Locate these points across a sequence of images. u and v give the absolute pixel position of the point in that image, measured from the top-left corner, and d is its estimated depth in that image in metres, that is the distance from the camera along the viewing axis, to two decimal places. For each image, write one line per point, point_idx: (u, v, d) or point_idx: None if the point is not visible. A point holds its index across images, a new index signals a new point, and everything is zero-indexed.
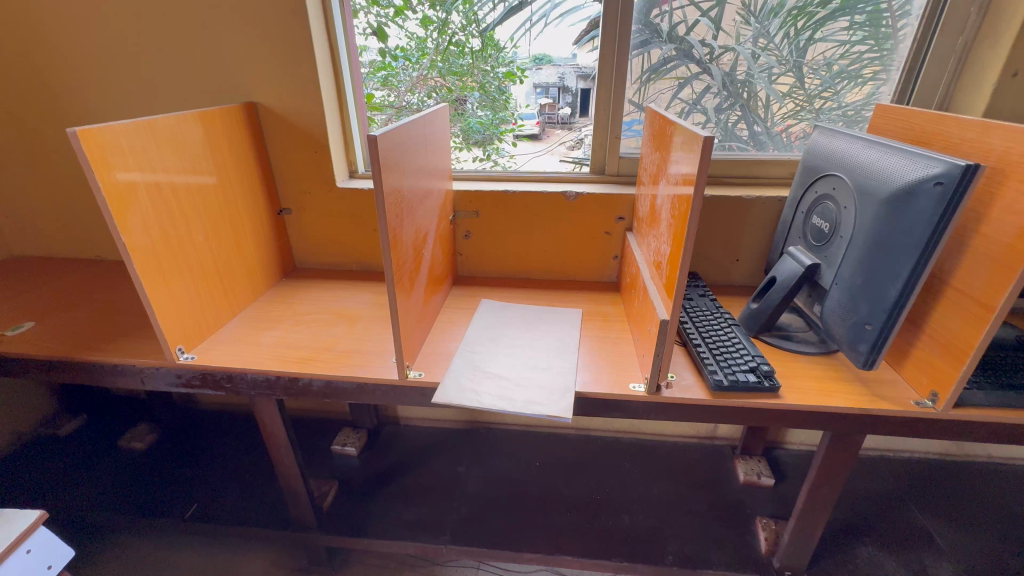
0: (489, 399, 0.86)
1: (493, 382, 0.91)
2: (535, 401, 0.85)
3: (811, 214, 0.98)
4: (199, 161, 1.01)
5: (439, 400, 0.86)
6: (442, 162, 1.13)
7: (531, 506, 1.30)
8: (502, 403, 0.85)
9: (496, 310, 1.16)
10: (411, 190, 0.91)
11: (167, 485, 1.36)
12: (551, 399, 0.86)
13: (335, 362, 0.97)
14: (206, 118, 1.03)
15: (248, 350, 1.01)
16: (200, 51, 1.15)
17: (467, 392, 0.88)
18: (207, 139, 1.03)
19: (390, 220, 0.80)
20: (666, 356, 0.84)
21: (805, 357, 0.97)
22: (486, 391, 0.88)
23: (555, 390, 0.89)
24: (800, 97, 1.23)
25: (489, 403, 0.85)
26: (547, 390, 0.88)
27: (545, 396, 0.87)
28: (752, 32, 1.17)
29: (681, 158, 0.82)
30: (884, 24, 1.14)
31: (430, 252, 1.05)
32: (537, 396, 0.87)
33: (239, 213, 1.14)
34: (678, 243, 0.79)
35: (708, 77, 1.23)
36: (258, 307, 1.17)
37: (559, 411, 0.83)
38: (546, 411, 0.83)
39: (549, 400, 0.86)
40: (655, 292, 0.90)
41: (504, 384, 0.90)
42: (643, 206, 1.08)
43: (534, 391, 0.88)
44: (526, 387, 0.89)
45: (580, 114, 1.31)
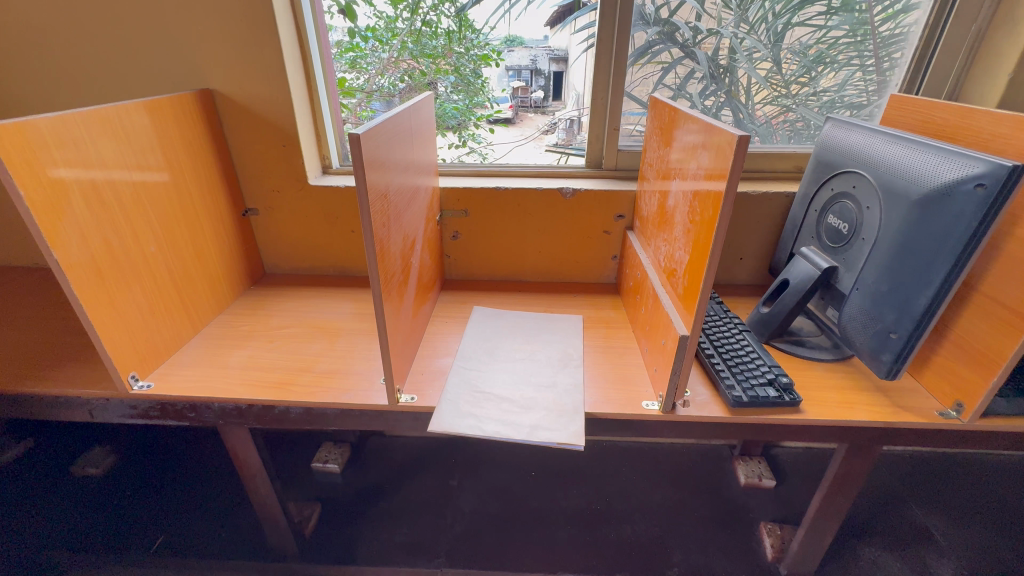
0: (491, 426, 0.78)
1: (494, 406, 0.82)
2: (542, 426, 0.77)
3: (826, 213, 0.93)
4: (147, 157, 0.87)
5: (435, 430, 0.77)
6: (428, 156, 1.02)
7: (529, 521, 1.24)
8: (507, 431, 0.77)
9: (490, 319, 1.07)
10: (398, 193, 0.80)
11: (132, 516, 1.23)
12: (560, 423, 0.78)
13: (315, 386, 0.87)
14: (155, 108, 0.89)
15: (213, 375, 0.89)
16: (140, 29, 0.99)
17: (466, 418, 0.80)
18: (155, 132, 0.89)
19: (377, 231, 0.70)
20: (684, 373, 0.77)
21: (821, 366, 0.92)
22: (487, 417, 0.80)
23: (563, 411, 0.81)
24: (776, 82, 1.16)
25: (492, 431, 0.77)
26: (554, 412, 0.81)
27: (553, 420, 0.79)
28: (734, 16, 1.10)
29: (699, 155, 0.74)
30: (860, 8, 1.09)
31: (418, 259, 0.95)
32: (544, 420, 0.79)
33: (198, 216, 1.01)
34: (699, 251, 0.71)
35: (691, 62, 1.15)
36: (224, 322, 1.05)
37: (570, 437, 0.76)
38: (555, 439, 0.75)
39: (557, 425, 0.78)
40: (668, 302, 0.83)
41: (507, 408, 0.82)
42: (648, 204, 1.00)
43: (540, 414, 0.80)
44: (531, 410, 0.81)
45: (553, 97, 1.27)
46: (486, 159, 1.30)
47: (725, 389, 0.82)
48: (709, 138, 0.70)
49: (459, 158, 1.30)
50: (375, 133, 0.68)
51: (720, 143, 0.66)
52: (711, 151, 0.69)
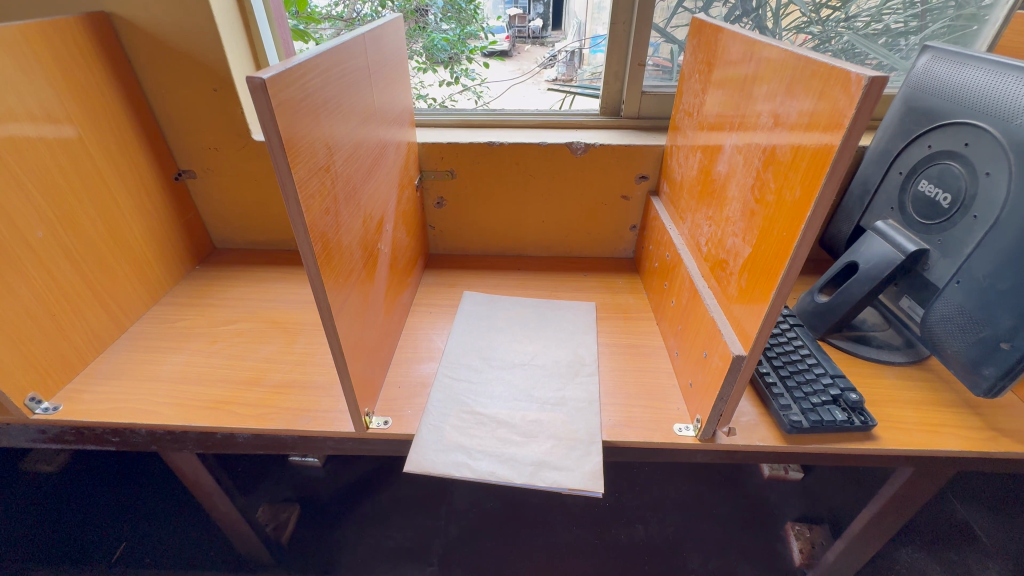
0: (486, 464, 0.61)
1: (490, 434, 0.65)
2: (550, 465, 0.61)
3: (917, 178, 0.71)
4: (15, 108, 0.64)
5: (413, 471, 0.61)
6: (400, 101, 0.78)
7: (531, 520, 1.12)
8: (506, 471, 0.60)
9: (484, 309, 0.89)
10: (355, 159, 0.58)
11: (93, 522, 1.09)
12: (573, 458, 0.62)
13: (266, 405, 0.70)
14: (23, 39, 0.65)
15: (139, 392, 0.72)
16: None
17: (455, 453, 0.63)
18: (25, 72, 0.65)
19: (319, 222, 0.48)
20: (732, 399, 0.59)
21: (892, 372, 0.74)
22: (481, 451, 0.63)
23: (576, 441, 0.64)
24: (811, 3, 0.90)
25: (486, 472, 0.60)
26: (564, 442, 0.64)
27: (563, 455, 0.62)
28: None
29: (775, 103, 0.51)
30: None
31: (390, 240, 0.74)
32: (552, 455, 0.62)
33: (109, 185, 0.79)
34: (772, 246, 0.50)
35: None
36: (160, 316, 0.86)
37: (586, 482, 0.59)
38: (567, 484, 0.59)
39: (569, 462, 0.61)
40: (713, 302, 0.64)
41: (505, 436, 0.65)
42: (684, 165, 0.78)
43: (547, 446, 0.64)
44: (535, 439, 0.64)
45: (553, 26, 1.06)
46: (480, 99, 1.10)
47: (779, 410, 0.65)
48: (797, 75, 0.47)
49: (449, 97, 1.12)
50: (306, 74, 0.44)
51: (821, 86, 0.43)
52: (802, 96, 0.46)
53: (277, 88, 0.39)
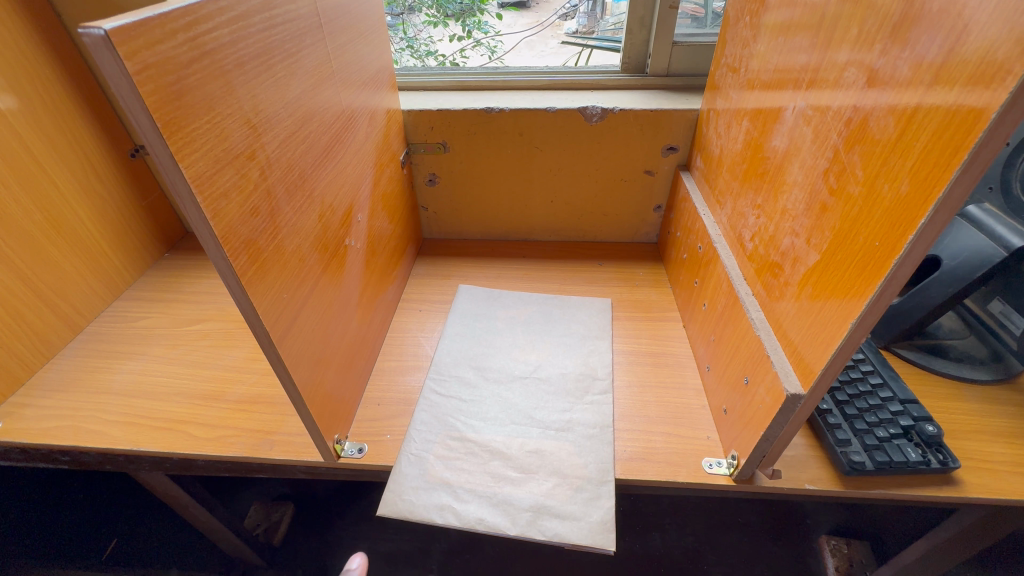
0: (475, 507, 0.51)
1: (481, 470, 0.55)
2: (551, 511, 0.51)
3: None
4: None
5: (387, 516, 0.51)
6: (374, 57, 0.64)
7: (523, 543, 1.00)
8: (499, 519, 0.50)
9: (481, 308, 0.77)
10: (303, 138, 0.45)
11: None
12: (580, 503, 0.51)
13: (226, 426, 0.61)
14: None
15: (87, 407, 0.63)
16: None
17: (439, 493, 0.53)
18: None
19: (241, 228, 0.37)
20: (781, 441, 0.47)
21: (973, 393, 0.61)
22: (470, 492, 0.53)
23: (583, 480, 0.53)
24: None
25: (476, 521, 0.50)
26: (568, 482, 0.53)
27: (567, 498, 0.52)
28: None
29: (871, 54, 0.36)
30: None
31: (365, 232, 0.62)
32: (554, 498, 0.52)
33: (46, 167, 0.67)
34: (856, 258, 0.36)
35: None
36: (121, 315, 0.77)
37: (594, 537, 0.48)
38: (570, 539, 0.48)
39: (574, 508, 0.51)
40: (760, 316, 0.50)
41: (499, 471, 0.55)
42: (724, 137, 0.63)
43: (548, 486, 0.53)
44: (534, 477, 0.54)
45: None
46: (495, 54, 0.93)
47: (836, 446, 0.53)
48: (915, 9, 0.31)
49: (461, 54, 0.95)
50: (200, 21, 0.31)
51: (961, 25, 0.28)
52: (924, 42, 0.31)
53: (137, 42, 0.27)
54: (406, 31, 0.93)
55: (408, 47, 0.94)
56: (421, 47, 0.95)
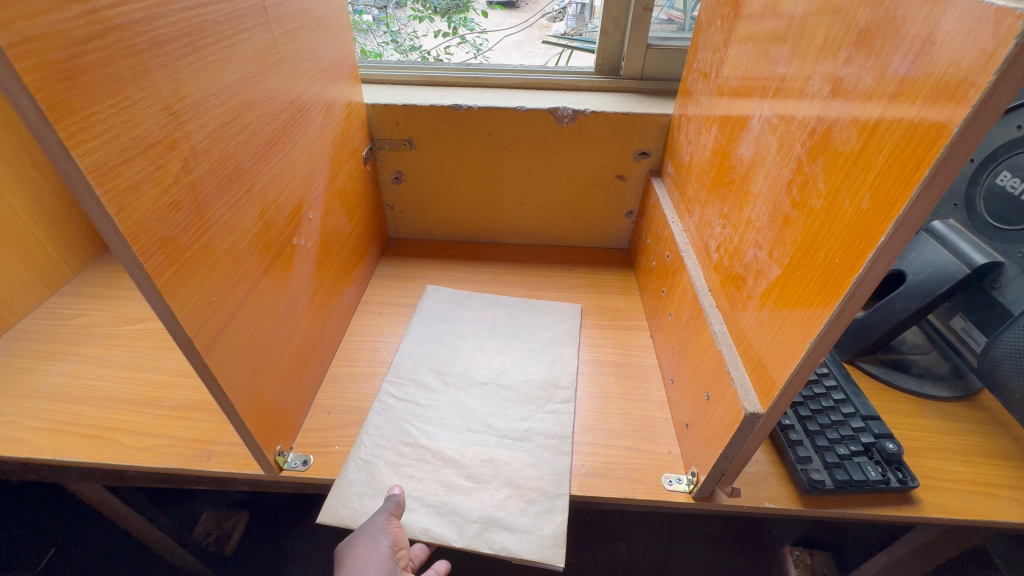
0: (421, 517, 0.49)
1: (433, 479, 0.52)
2: (500, 524, 0.48)
3: (997, 168, 0.55)
4: None
5: (325, 524, 0.48)
6: (331, 45, 0.60)
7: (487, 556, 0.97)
8: (446, 531, 0.48)
9: (445, 314, 0.74)
10: (240, 127, 0.42)
11: None
12: (533, 516, 0.49)
13: (161, 435, 0.57)
14: None
15: (9, 412, 0.58)
16: None
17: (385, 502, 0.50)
18: None
19: (156, 224, 0.33)
20: (740, 460, 0.46)
21: (934, 410, 0.61)
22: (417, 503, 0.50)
23: (536, 493, 0.51)
24: None
25: (424, 532, 0.48)
26: (522, 492, 0.51)
27: (519, 511, 0.50)
28: None
29: (836, 62, 0.34)
30: None
31: (317, 231, 0.59)
32: (506, 510, 0.50)
33: None
34: (816, 274, 0.34)
35: None
36: (56, 312, 0.72)
37: (544, 551, 0.46)
38: (519, 553, 0.46)
39: (524, 521, 0.49)
40: (723, 330, 0.49)
41: (449, 482, 0.52)
42: (694, 143, 0.61)
43: (501, 496, 0.51)
44: (486, 487, 0.52)
45: None
46: (480, 52, 0.92)
47: (797, 464, 0.52)
48: (880, 15, 0.30)
49: (445, 51, 0.93)
50: None
51: (926, 35, 0.26)
52: (889, 51, 0.29)
53: (9, 11, 0.23)
54: (390, 24, 0.91)
55: (392, 41, 0.92)
56: (405, 42, 0.92)
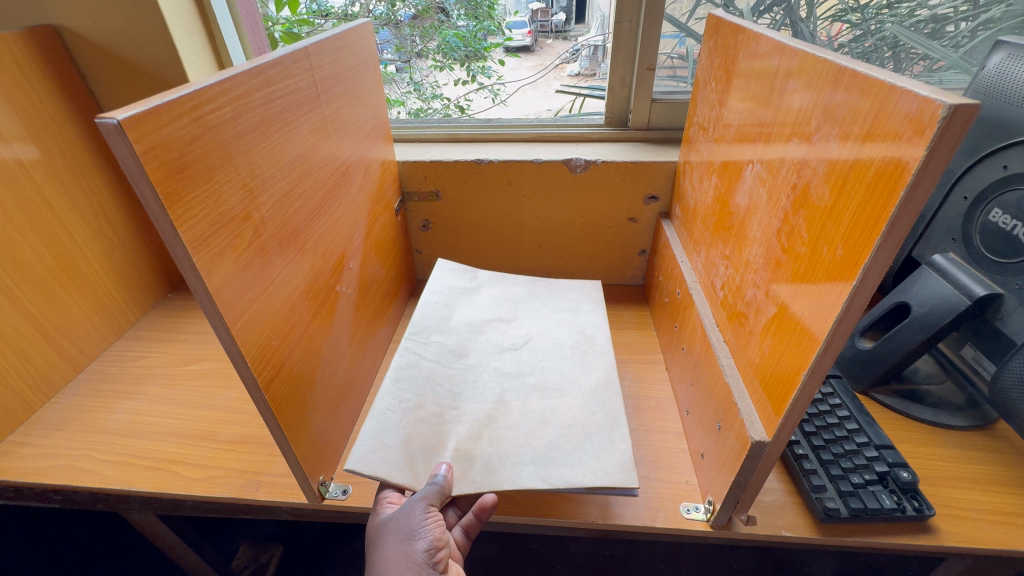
0: (470, 473, 0.53)
1: (471, 437, 0.58)
2: (561, 462, 0.54)
3: (988, 206, 0.59)
4: None
5: (391, 482, 0.51)
6: (369, 114, 0.68)
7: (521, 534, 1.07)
8: (502, 478, 0.53)
9: (454, 295, 0.79)
10: (296, 195, 0.49)
11: None
12: (597, 449, 0.55)
13: (216, 466, 0.62)
14: None
15: (83, 446, 0.65)
16: None
17: (425, 459, 0.55)
18: None
19: (234, 282, 0.40)
20: (753, 488, 0.48)
21: (951, 439, 0.62)
22: (456, 460, 0.55)
23: (594, 429, 0.58)
24: None
25: (477, 486, 0.52)
26: (574, 431, 0.58)
27: (576, 450, 0.56)
28: None
29: (809, 129, 0.39)
30: None
31: (356, 278, 0.66)
32: (562, 449, 0.56)
33: (58, 212, 0.71)
34: (805, 310, 0.38)
35: None
36: (121, 354, 0.80)
37: (612, 475, 0.52)
38: (585, 482, 0.52)
39: (586, 455, 0.55)
40: (730, 363, 0.52)
41: (496, 436, 0.58)
42: (698, 189, 0.67)
43: (550, 437, 0.58)
44: (530, 434, 0.58)
45: (577, 20, 0.94)
46: (497, 97, 1.01)
47: (812, 493, 0.54)
48: (841, 92, 0.35)
49: (466, 97, 1.03)
50: (205, 105, 0.36)
51: (876, 113, 0.31)
52: (850, 124, 0.34)
53: (145, 128, 0.30)
54: (412, 75, 1.03)
55: (415, 90, 1.03)
56: (433, 90, 1.04)
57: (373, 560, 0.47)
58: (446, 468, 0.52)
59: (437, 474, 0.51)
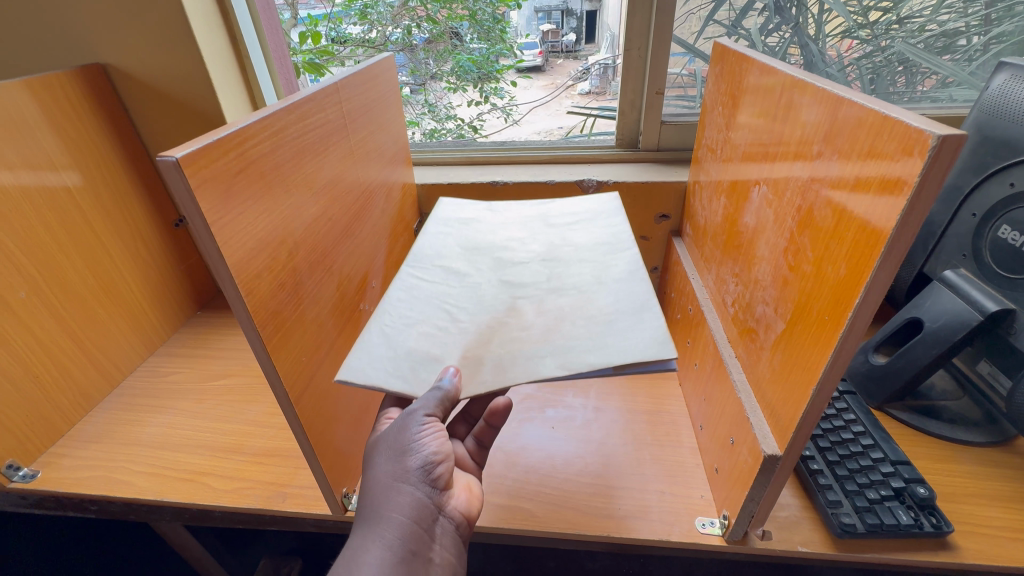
0: (480, 374, 0.44)
1: (480, 341, 0.48)
2: (585, 351, 0.45)
3: (997, 222, 0.59)
4: (19, 151, 0.64)
5: (390, 392, 0.43)
6: (391, 140, 0.72)
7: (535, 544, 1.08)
8: (517, 372, 0.43)
9: (456, 222, 0.70)
10: (326, 219, 0.52)
11: None
12: (625, 331, 0.46)
13: (243, 477, 0.65)
14: (27, 87, 0.65)
15: (118, 458, 0.68)
16: None
17: (426, 366, 0.46)
18: (15, 119, 0.64)
19: (269, 301, 0.43)
20: (767, 501, 0.49)
21: (969, 456, 0.61)
22: (463, 363, 0.46)
23: (619, 312, 0.49)
24: (857, 11, 0.80)
25: (487, 385, 0.43)
26: (594, 319, 0.49)
27: (598, 337, 0.46)
28: None
29: (812, 155, 0.41)
30: None
31: (378, 296, 0.68)
32: (582, 337, 0.46)
33: (100, 236, 0.75)
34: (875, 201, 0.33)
35: None
36: (153, 369, 0.84)
37: (643, 351, 0.43)
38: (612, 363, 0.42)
39: (614, 339, 0.45)
40: (742, 378, 0.53)
41: (507, 336, 0.48)
42: (708, 209, 0.68)
43: (570, 330, 0.48)
44: (548, 330, 0.48)
45: (586, 41, 0.99)
46: (511, 118, 1.04)
47: (827, 508, 0.55)
48: (840, 121, 0.37)
49: (478, 117, 1.05)
50: (249, 140, 0.39)
51: (872, 142, 0.33)
52: (850, 151, 0.36)
53: (199, 163, 0.34)
54: (427, 97, 1.07)
55: (429, 112, 1.06)
56: (445, 111, 1.06)
57: (365, 478, 0.45)
58: (453, 372, 0.43)
59: (442, 379, 0.43)
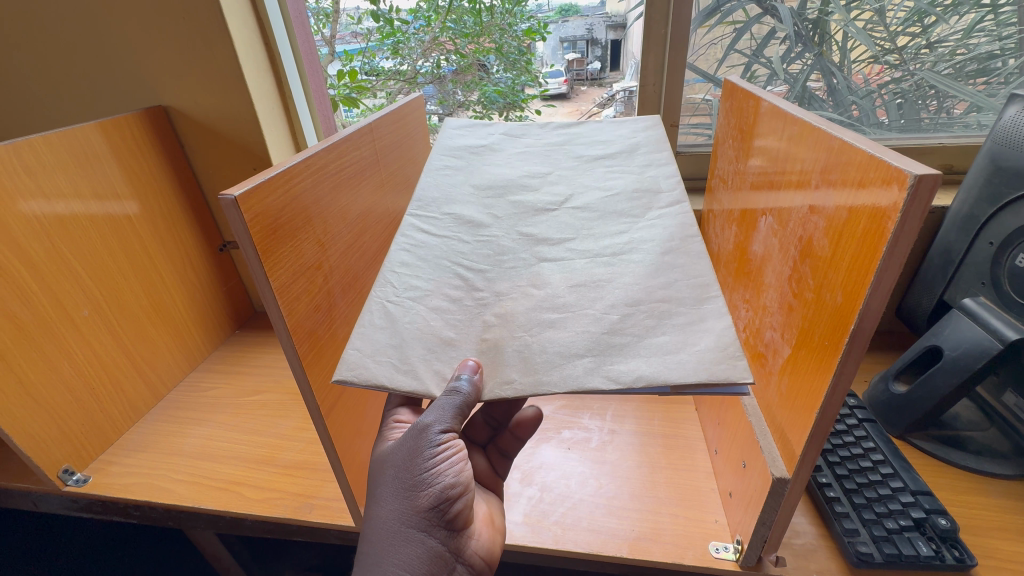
0: (503, 368, 0.39)
1: (501, 323, 0.43)
2: (625, 344, 0.39)
3: (1014, 251, 0.59)
4: (89, 182, 0.72)
5: (398, 391, 0.38)
6: (418, 172, 0.77)
7: (552, 569, 1.07)
8: (549, 376, 0.38)
9: (473, 154, 0.64)
10: (357, 246, 0.57)
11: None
12: (672, 323, 0.41)
13: (273, 488, 0.69)
14: (100, 126, 0.73)
15: (160, 467, 0.74)
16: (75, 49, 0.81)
17: (440, 354, 0.41)
18: (87, 154, 0.71)
19: (307, 322, 0.47)
20: (780, 525, 0.50)
21: (995, 489, 0.60)
22: (482, 351, 0.41)
23: (670, 297, 0.43)
24: (883, 40, 0.82)
25: (514, 388, 0.38)
26: (643, 310, 0.42)
27: (641, 330, 0.40)
28: None
29: (811, 189, 0.44)
30: None
31: None
32: (629, 333, 0.40)
33: (154, 258, 0.82)
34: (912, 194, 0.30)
35: (772, 19, 0.83)
36: (194, 384, 0.90)
37: (710, 369, 0.36)
38: (663, 376, 0.36)
39: (666, 338, 0.39)
40: (753, 402, 0.54)
41: (535, 309, 0.44)
42: (720, 237, 0.70)
43: (606, 310, 0.43)
44: (578, 313, 0.43)
45: (611, 68, 1.02)
46: None
47: (843, 536, 0.54)
48: (835, 159, 0.39)
49: None
50: (294, 178, 0.44)
51: (862, 179, 0.36)
52: (843, 187, 0.38)
53: (252, 201, 0.39)
54: None
55: None
56: None
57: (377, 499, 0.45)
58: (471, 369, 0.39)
59: (460, 377, 0.39)
